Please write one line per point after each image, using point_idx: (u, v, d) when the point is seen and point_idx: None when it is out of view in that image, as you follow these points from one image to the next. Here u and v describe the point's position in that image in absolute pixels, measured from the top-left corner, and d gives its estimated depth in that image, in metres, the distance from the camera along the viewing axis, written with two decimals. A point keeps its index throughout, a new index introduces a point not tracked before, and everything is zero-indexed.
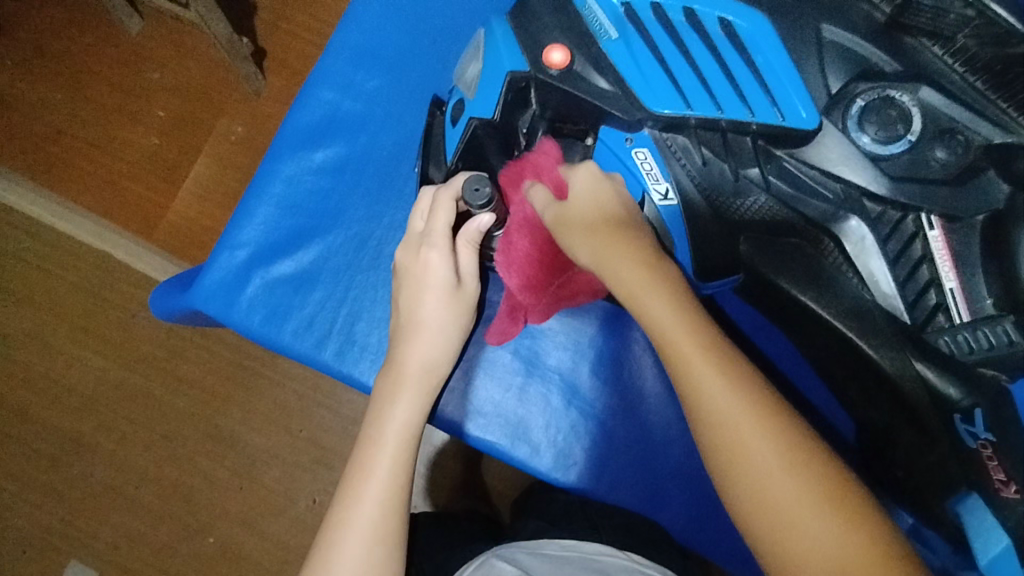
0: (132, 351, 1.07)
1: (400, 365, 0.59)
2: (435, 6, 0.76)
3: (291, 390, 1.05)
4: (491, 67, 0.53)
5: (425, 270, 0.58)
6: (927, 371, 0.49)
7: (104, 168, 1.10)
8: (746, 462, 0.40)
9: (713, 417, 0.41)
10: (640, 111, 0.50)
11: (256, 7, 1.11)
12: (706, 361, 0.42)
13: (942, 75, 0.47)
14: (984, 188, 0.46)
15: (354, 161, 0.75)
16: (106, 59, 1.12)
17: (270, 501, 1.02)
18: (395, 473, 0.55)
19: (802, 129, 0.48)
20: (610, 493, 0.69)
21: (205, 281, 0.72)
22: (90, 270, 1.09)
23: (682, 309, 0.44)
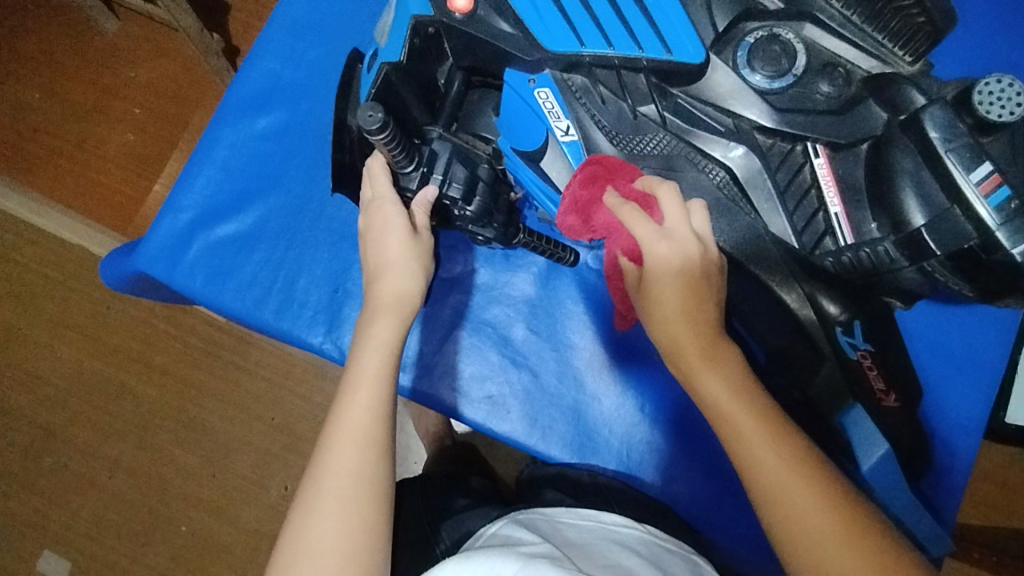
0: (106, 342, 1.09)
1: (375, 297, 0.56)
2: None
3: (262, 377, 1.06)
4: (399, 17, 0.55)
5: (384, 220, 0.56)
6: (829, 309, 0.50)
7: (79, 163, 1.12)
8: (794, 515, 0.42)
9: (768, 484, 0.43)
10: (539, 52, 0.53)
11: (228, 7, 1.14)
12: (762, 431, 0.44)
13: (823, 11, 0.50)
14: (864, 116, 0.50)
15: (296, 127, 0.77)
16: (80, 57, 1.15)
17: (242, 489, 1.04)
18: (376, 406, 0.51)
19: (692, 64, 0.50)
20: (541, 442, 0.71)
21: (149, 244, 0.74)
22: (67, 263, 1.11)
23: (734, 380, 0.46)
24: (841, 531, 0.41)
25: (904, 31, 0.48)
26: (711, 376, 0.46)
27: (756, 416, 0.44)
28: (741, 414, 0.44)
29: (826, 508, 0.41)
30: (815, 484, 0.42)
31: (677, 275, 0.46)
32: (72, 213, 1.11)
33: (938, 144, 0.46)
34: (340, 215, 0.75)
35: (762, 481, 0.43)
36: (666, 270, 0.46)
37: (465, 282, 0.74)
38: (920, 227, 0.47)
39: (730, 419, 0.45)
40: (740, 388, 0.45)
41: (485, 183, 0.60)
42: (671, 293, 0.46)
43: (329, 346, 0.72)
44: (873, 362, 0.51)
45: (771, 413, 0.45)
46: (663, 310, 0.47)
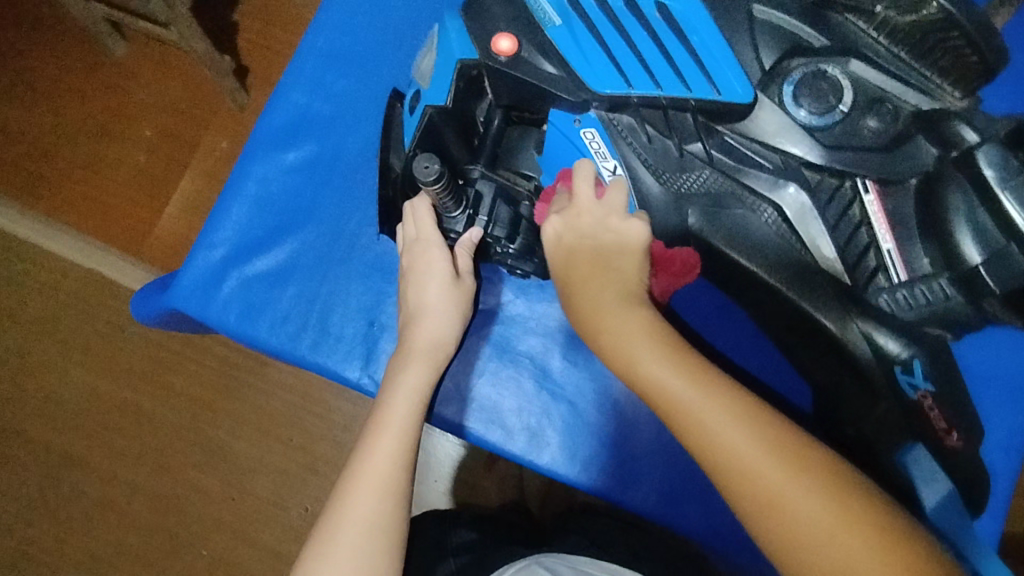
0: (121, 366, 1.08)
1: (410, 346, 0.59)
2: (399, 8, 0.79)
3: (280, 398, 1.06)
4: (444, 59, 0.56)
5: (427, 264, 0.59)
6: (889, 347, 0.51)
7: (91, 187, 1.12)
8: (766, 490, 0.39)
9: (733, 462, 0.40)
10: (585, 92, 0.52)
11: (237, 28, 1.14)
12: (709, 401, 0.42)
13: (869, 48, 0.51)
14: (913, 153, 0.50)
15: (326, 160, 0.77)
16: (90, 81, 1.15)
17: (262, 511, 1.03)
18: (404, 455, 0.54)
19: (739, 103, 0.50)
20: (581, 474, 0.71)
21: (182, 281, 0.74)
22: (81, 287, 1.11)
23: (669, 352, 0.44)
24: (816, 498, 0.39)
25: (955, 67, 0.48)
26: (645, 352, 0.44)
27: (698, 386, 0.43)
28: (685, 388, 0.42)
29: (790, 473, 0.39)
30: (774, 446, 0.40)
31: (568, 234, 0.52)
32: (87, 237, 1.11)
33: (994, 183, 0.44)
34: (374, 248, 0.75)
35: (728, 464, 0.40)
36: (557, 239, 0.52)
37: (502, 312, 0.74)
38: (977, 265, 0.47)
39: (677, 398, 0.43)
40: (675, 358, 0.44)
41: (528, 221, 0.60)
42: (572, 256, 0.51)
43: (367, 381, 0.72)
44: (934, 402, 0.51)
45: (712, 376, 0.43)
46: (568, 278, 0.51)
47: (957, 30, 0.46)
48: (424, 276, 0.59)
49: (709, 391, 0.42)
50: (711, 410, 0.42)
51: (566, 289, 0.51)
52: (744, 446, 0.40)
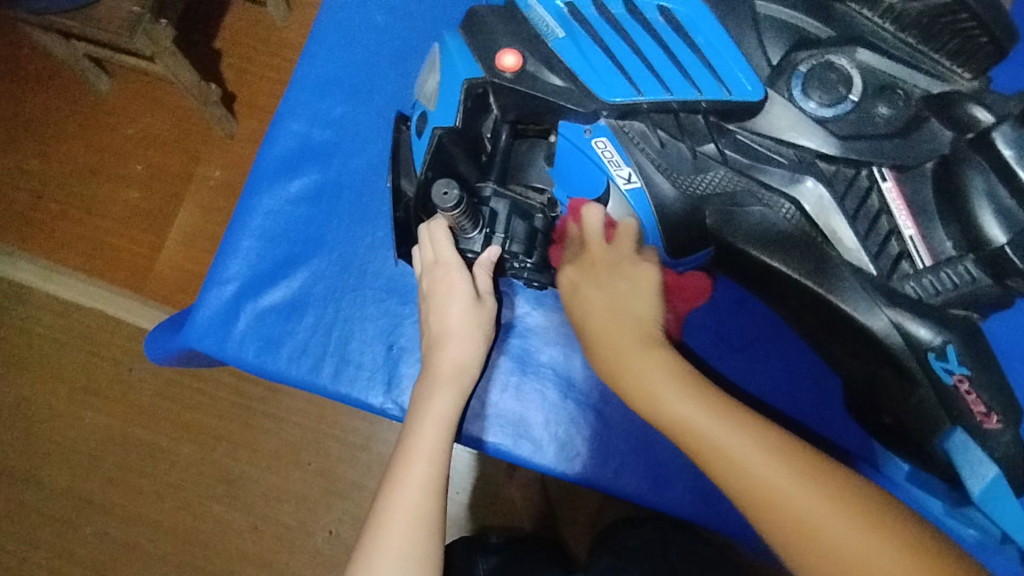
0: (134, 405, 1.08)
1: (433, 373, 0.59)
2: (389, 27, 0.78)
3: (295, 424, 1.05)
4: (448, 80, 0.55)
5: (448, 288, 0.58)
6: (921, 335, 0.50)
7: (87, 227, 1.11)
8: (807, 524, 0.41)
9: (773, 498, 0.42)
10: (595, 103, 0.52)
11: (220, 54, 1.13)
12: (740, 443, 0.44)
13: (874, 36, 0.51)
14: (928, 137, 0.50)
15: (330, 186, 0.76)
16: (78, 120, 1.14)
17: (287, 538, 1.03)
18: (433, 484, 0.54)
19: (751, 101, 0.50)
20: (614, 480, 0.70)
21: (197, 320, 0.74)
22: (86, 328, 1.10)
23: (695, 394, 0.47)
24: (858, 527, 0.40)
25: (965, 49, 0.48)
26: (671, 397, 0.47)
27: (727, 427, 0.45)
28: (714, 429, 0.45)
29: (829, 505, 0.41)
30: (809, 479, 0.42)
31: (586, 283, 0.55)
32: (87, 278, 1.10)
33: (1014, 163, 0.45)
34: (386, 272, 0.74)
35: (768, 500, 0.42)
36: (574, 286, 0.56)
37: (519, 325, 0.74)
38: (1003, 245, 0.47)
39: (708, 440, 0.45)
40: (700, 399, 0.47)
41: (544, 234, 0.60)
42: (589, 304, 0.54)
43: (390, 406, 0.72)
44: (971, 385, 0.50)
45: (742, 418, 0.46)
46: (597, 329, 0.53)
47: (966, 12, 0.46)
48: (444, 301, 0.59)
49: (739, 432, 0.45)
50: (742, 449, 0.44)
51: (592, 344, 0.53)
52: (783, 482, 0.42)
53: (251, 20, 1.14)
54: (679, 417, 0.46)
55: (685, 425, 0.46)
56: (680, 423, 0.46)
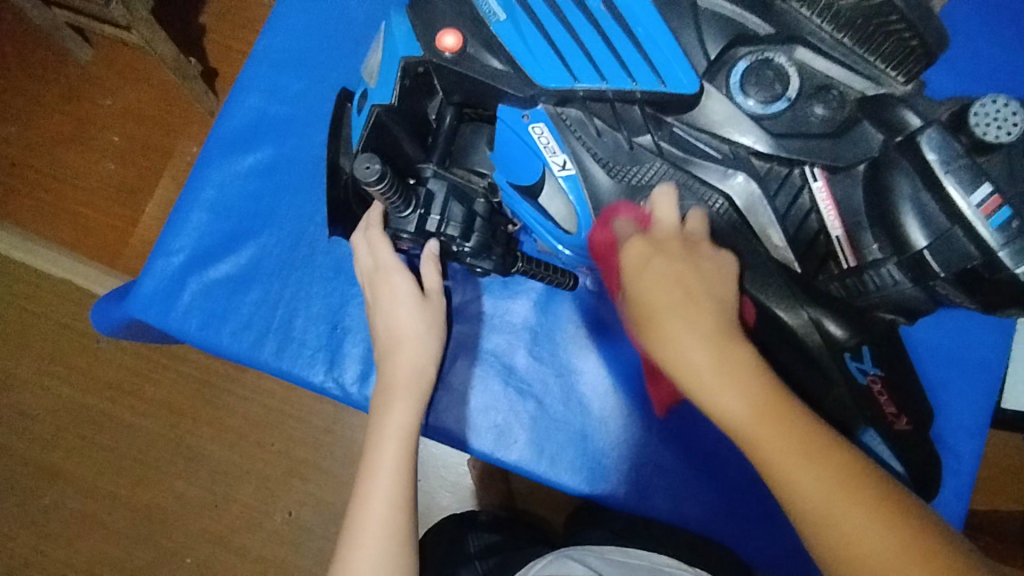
0: (99, 377, 1.07)
1: (390, 384, 0.59)
2: (356, 7, 0.78)
3: (260, 404, 1.04)
4: (389, 58, 0.56)
5: (393, 292, 0.60)
6: (834, 330, 0.51)
7: (61, 197, 1.10)
8: (854, 545, 0.39)
9: (823, 513, 0.40)
10: (531, 88, 0.52)
11: (204, 30, 1.12)
12: (797, 454, 0.41)
13: (813, 35, 0.50)
14: (859, 138, 0.50)
15: (284, 163, 0.76)
16: (57, 89, 1.13)
17: (246, 516, 1.02)
18: (399, 496, 0.55)
19: (685, 94, 0.50)
20: (550, 469, 0.71)
21: (142, 289, 0.73)
22: (56, 298, 1.09)
23: (756, 392, 0.43)
24: (908, 552, 0.38)
25: (897, 53, 0.48)
26: (732, 395, 0.43)
27: (784, 434, 0.42)
28: (772, 435, 0.42)
29: (881, 527, 0.39)
30: (864, 499, 0.40)
31: (655, 255, 0.48)
32: (60, 247, 1.08)
33: (937, 166, 0.45)
34: (335, 252, 0.74)
35: (815, 513, 0.40)
36: (643, 258, 0.48)
37: (461, 310, 0.74)
38: (923, 249, 0.47)
39: (761, 444, 0.42)
40: (761, 397, 0.43)
41: (483, 219, 0.60)
42: (646, 284, 0.47)
43: (330, 385, 0.71)
44: (883, 387, 0.53)
45: (802, 424, 0.42)
46: (654, 318, 0.46)
47: (897, 15, 0.45)
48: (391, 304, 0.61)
49: (794, 440, 0.42)
50: (795, 457, 0.41)
51: (648, 333, 0.47)
52: (837, 499, 0.40)
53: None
54: (735, 415, 0.43)
55: (741, 422, 0.43)
56: (732, 420, 0.43)
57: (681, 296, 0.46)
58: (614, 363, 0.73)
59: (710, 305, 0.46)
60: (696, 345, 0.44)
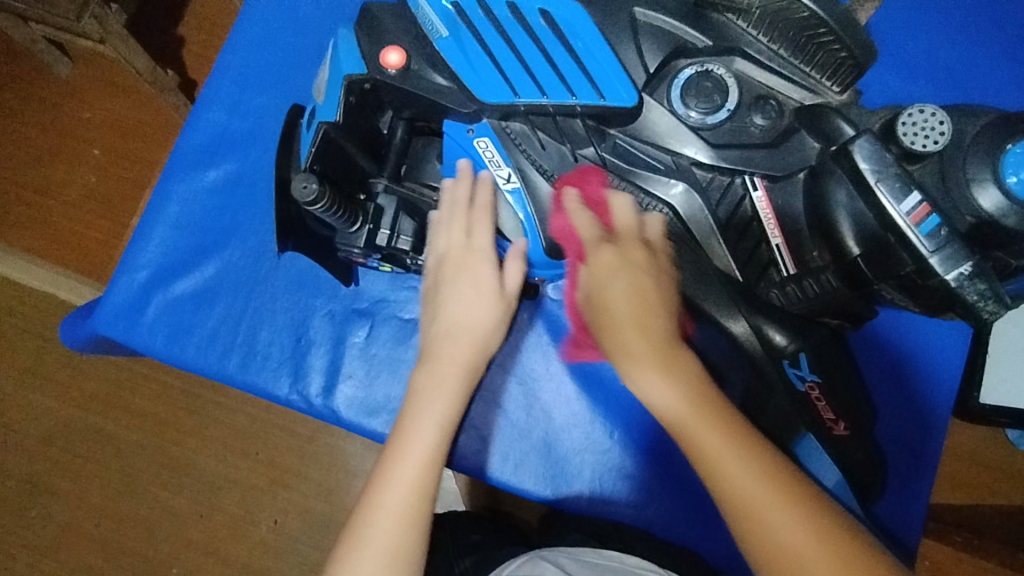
0: (82, 389, 1.04)
1: (420, 392, 0.55)
2: (323, 21, 0.78)
3: (245, 413, 1.02)
4: (335, 76, 0.56)
5: (473, 278, 0.56)
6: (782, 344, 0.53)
7: (41, 210, 1.08)
8: (764, 524, 0.39)
9: (735, 495, 0.40)
10: (474, 103, 0.53)
11: (182, 41, 1.10)
12: (723, 442, 0.41)
13: (749, 46, 0.51)
14: (798, 147, 0.51)
15: (246, 177, 0.76)
16: (38, 103, 1.12)
17: (233, 526, 0.99)
18: (404, 514, 0.49)
19: (625, 107, 0.51)
20: (514, 475, 0.71)
21: (108, 305, 0.74)
22: (39, 310, 1.07)
23: (691, 390, 0.43)
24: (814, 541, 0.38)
25: (829, 63, 0.49)
26: (666, 388, 0.43)
27: (710, 427, 0.42)
28: (700, 428, 0.42)
29: (787, 508, 0.39)
30: (778, 487, 0.40)
31: (623, 270, 0.48)
32: (39, 262, 1.06)
33: (869, 176, 0.46)
34: (296, 265, 0.74)
35: (738, 501, 0.40)
36: (614, 269, 0.48)
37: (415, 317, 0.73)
38: (857, 256, 0.49)
39: (689, 433, 0.42)
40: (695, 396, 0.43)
41: None
42: (614, 287, 0.47)
43: (295, 397, 0.72)
44: (821, 393, 0.54)
45: (729, 420, 0.42)
46: (605, 314, 0.47)
47: (825, 28, 0.47)
48: (468, 291, 0.57)
49: (723, 432, 0.42)
50: (719, 445, 0.41)
51: (603, 330, 0.48)
52: (764, 497, 0.40)
53: (215, 8, 1.12)
54: (668, 408, 0.43)
55: (674, 414, 0.43)
56: (664, 411, 0.43)
57: (635, 296, 0.47)
58: (577, 371, 0.73)
59: (664, 310, 0.47)
60: (631, 334, 0.45)
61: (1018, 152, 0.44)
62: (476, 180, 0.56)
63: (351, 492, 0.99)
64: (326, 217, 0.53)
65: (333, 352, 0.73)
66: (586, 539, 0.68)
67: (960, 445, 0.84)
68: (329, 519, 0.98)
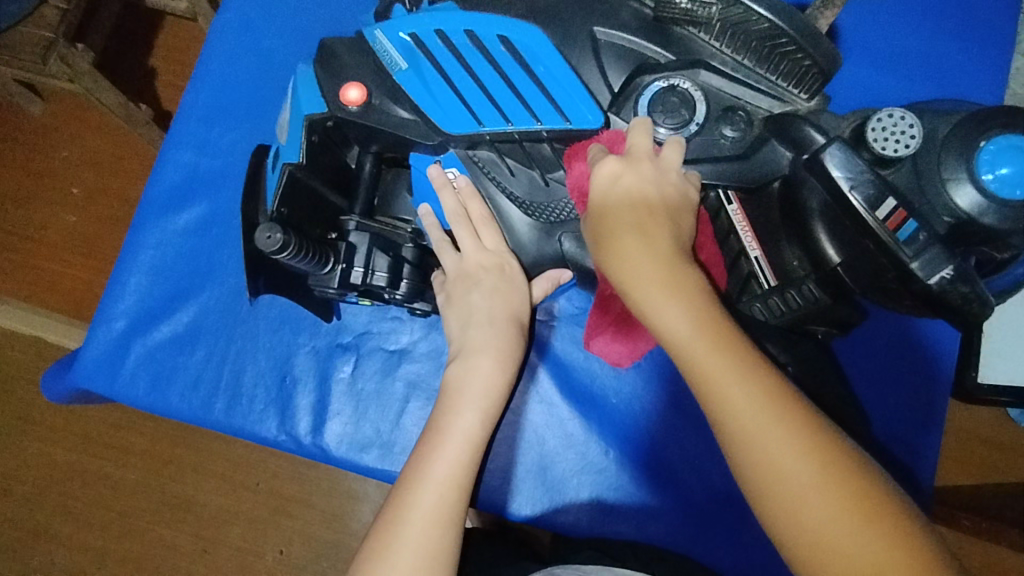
0: (75, 432, 1.00)
1: (458, 386, 0.56)
2: (292, 48, 0.77)
3: (243, 445, 0.98)
4: (296, 114, 0.55)
5: (501, 272, 0.58)
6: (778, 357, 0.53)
7: (20, 254, 1.05)
8: (759, 447, 0.39)
9: (734, 417, 0.40)
10: (438, 134, 0.53)
11: (154, 73, 1.09)
12: (781, 431, 0.39)
13: (714, 58, 0.50)
14: (769, 158, 0.50)
15: (219, 216, 0.75)
16: (10, 143, 1.09)
17: (238, 560, 0.95)
18: (442, 514, 0.51)
19: (591, 129, 0.50)
20: (514, 499, 0.70)
21: (86, 357, 0.73)
22: (24, 354, 1.03)
23: (747, 374, 0.41)
24: (799, 450, 0.39)
25: (794, 72, 0.48)
26: (722, 373, 0.41)
27: (715, 351, 0.42)
28: (759, 421, 0.40)
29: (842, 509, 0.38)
30: (844, 485, 0.38)
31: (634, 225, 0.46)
32: (20, 305, 1.03)
33: (842, 183, 0.45)
34: (275, 304, 0.73)
35: (732, 418, 0.40)
36: (625, 223, 0.46)
37: (398, 348, 0.73)
38: (837, 265, 0.49)
39: (695, 355, 0.42)
40: (700, 320, 0.42)
41: (412, 265, 0.60)
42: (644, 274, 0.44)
43: (284, 437, 0.71)
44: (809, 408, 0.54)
45: (784, 401, 0.40)
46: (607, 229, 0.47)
47: (786, 38, 0.46)
48: (498, 289, 0.58)
49: (728, 356, 0.42)
50: (721, 366, 0.41)
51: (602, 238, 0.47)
52: (768, 430, 0.40)
53: (184, 38, 1.10)
54: (673, 330, 0.43)
55: (678, 336, 0.43)
56: (672, 334, 0.43)
57: (643, 227, 0.46)
58: (575, 395, 0.72)
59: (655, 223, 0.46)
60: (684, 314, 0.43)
61: (992, 149, 0.44)
62: (462, 186, 0.56)
63: (357, 516, 0.95)
64: (291, 263, 0.52)
65: (319, 389, 0.72)
66: (598, 555, 0.66)
67: (970, 426, 0.82)
68: (335, 545, 0.95)
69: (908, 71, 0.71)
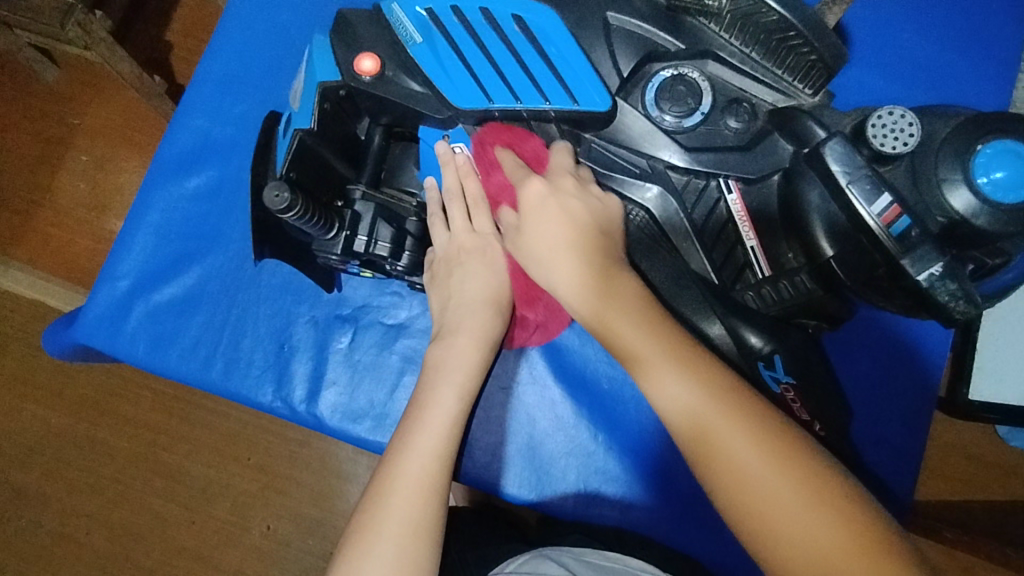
0: (71, 396, 1.01)
1: (438, 367, 0.58)
2: (308, 24, 0.78)
3: (235, 417, 0.99)
4: (309, 83, 0.56)
5: (482, 256, 0.59)
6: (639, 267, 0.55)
7: (27, 218, 1.06)
8: (770, 506, 0.40)
9: (729, 466, 0.41)
10: (448, 109, 0.54)
11: (170, 48, 1.10)
12: (728, 428, 0.42)
13: (721, 49, 0.52)
14: (771, 150, 0.51)
15: (228, 184, 0.76)
16: (23, 108, 1.09)
17: (224, 532, 0.97)
18: (423, 482, 0.52)
19: (598, 112, 0.51)
20: (502, 480, 0.71)
21: (89, 315, 0.74)
22: (22, 317, 1.04)
23: (696, 378, 0.44)
24: (844, 539, 0.38)
25: (800, 66, 0.50)
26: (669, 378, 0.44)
27: (682, 372, 0.44)
28: (710, 418, 0.43)
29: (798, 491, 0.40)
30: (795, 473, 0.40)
31: (550, 202, 0.51)
32: (25, 269, 1.04)
33: (840, 177, 0.46)
34: (278, 273, 0.74)
35: (753, 497, 0.41)
36: (540, 202, 0.51)
37: (396, 322, 0.74)
38: (830, 259, 0.49)
39: (711, 430, 0.42)
40: (697, 387, 0.44)
41: (414, 239, 0.61)
42: (548, 229, 0.50)
43: (279, 404, 0.72)
44: (796, 395, 0.53)
45: (738, 406, 0.43)
46: (547, 250, 0.50)
47: (794, 31, 0.47)
48: (479, 270, 0.59)
49: (695, 375, 0.44)
50: (744, 446, 0.41)
51: (542, 262, 0.51)
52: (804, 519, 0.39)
53: (201, 14, 1.11)
54: (672, 397, 0.44)
55: (677, 403, 0.44)
56: (668, 395, 0.44)
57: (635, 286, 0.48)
58: (572, 380, 0.73)
59: None
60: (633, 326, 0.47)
61: (988, 152, 0.45)
62: (462, 163, 0.57)
63: (344, 496, 0.97)
64: (300, 225, 0.53)
65: (316, 359, 0.73)
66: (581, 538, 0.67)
67: (956, 440, 0.83)
68: (321, 524, 0.96)
69: (912, 81, 0.72)
